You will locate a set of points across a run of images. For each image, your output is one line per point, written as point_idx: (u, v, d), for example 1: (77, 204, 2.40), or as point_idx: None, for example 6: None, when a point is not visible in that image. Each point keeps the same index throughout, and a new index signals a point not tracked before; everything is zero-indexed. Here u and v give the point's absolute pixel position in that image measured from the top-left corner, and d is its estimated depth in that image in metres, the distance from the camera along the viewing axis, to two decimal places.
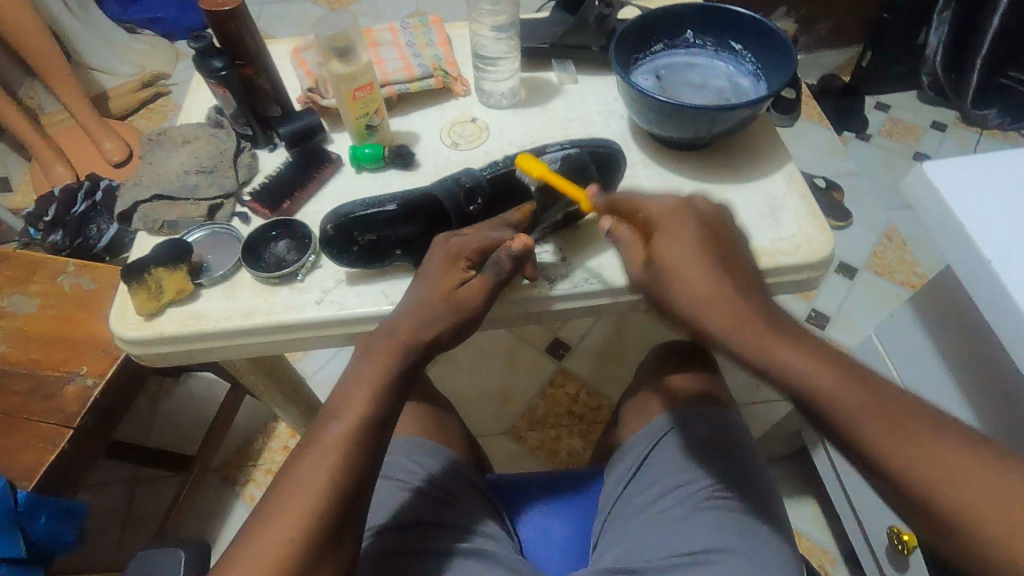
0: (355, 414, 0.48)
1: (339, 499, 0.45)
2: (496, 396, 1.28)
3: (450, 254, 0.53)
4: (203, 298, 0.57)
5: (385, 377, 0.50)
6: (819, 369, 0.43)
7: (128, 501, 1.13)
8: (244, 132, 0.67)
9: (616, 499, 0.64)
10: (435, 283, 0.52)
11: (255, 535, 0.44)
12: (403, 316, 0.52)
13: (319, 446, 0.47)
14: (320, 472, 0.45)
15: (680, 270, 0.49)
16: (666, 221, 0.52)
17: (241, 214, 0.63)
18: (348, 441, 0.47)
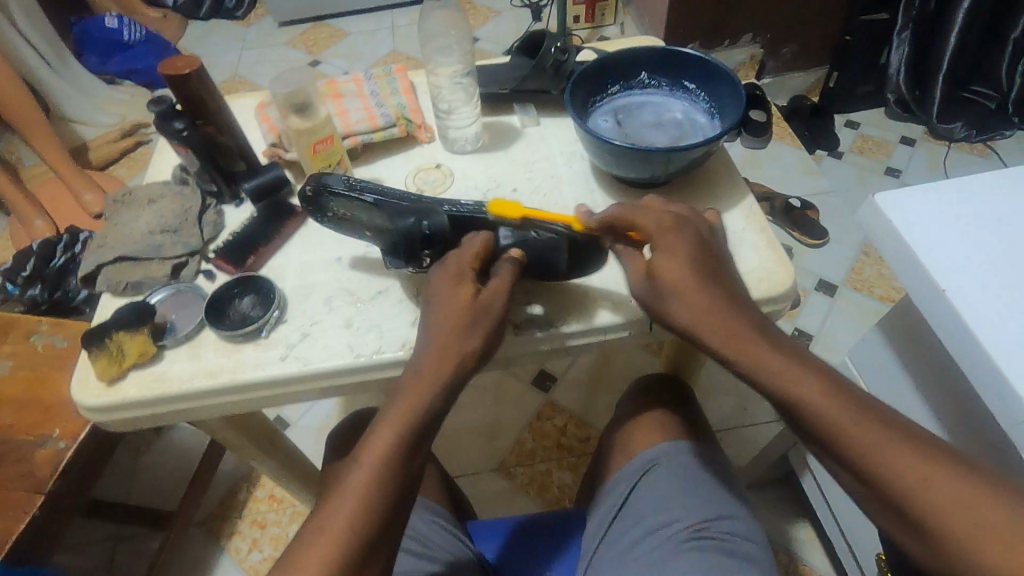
0: (364, 483, 0.45)
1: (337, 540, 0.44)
2: (483, 432, 1.27)
3: (457, 289, 0.50)
4: (167, 359, 0.56)
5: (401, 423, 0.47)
6: (809, 384, 0.45)
7: (108, 561, 1.10)
8: (210, 188, 0.68)
9: (597, 544, 0.62)
10: (446, 300, 0.50)
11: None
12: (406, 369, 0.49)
13: (345, 501, 0.45)
14: (332, 549, 0.43)
15: (678, 303, 0.49)
16: (662, 239, 0.50)
17: (206, 271, 0.63)
18: (357, 515, 0.44)
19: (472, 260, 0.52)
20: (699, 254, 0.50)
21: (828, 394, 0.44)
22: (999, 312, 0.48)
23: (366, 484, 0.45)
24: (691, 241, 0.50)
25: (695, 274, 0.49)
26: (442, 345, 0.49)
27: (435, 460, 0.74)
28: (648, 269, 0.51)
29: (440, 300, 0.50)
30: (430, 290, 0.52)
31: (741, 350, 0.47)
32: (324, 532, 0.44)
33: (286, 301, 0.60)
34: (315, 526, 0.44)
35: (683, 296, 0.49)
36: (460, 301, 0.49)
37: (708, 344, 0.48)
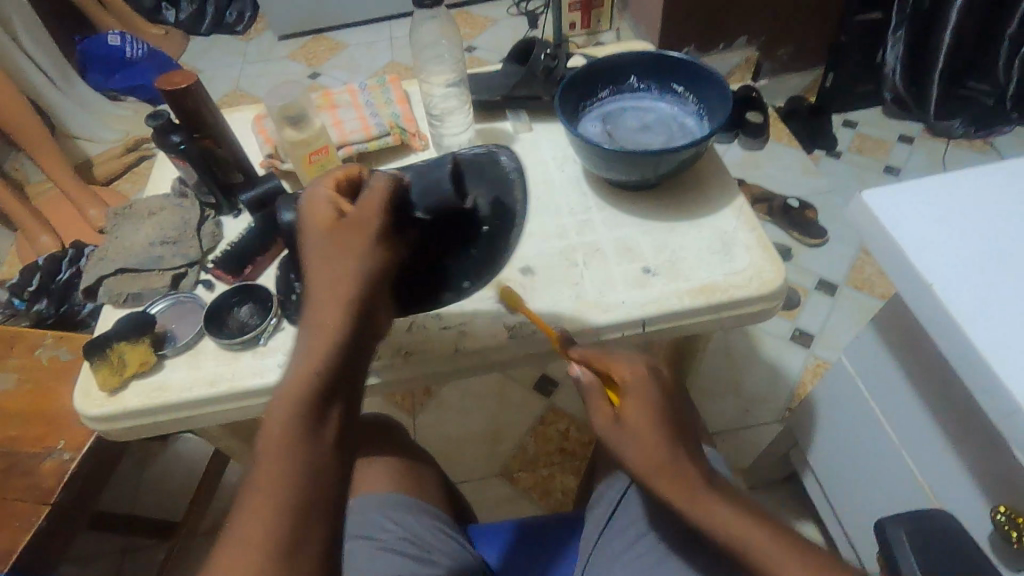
0: (270, 487, 0.38)
1: (255, 543, 0.36)
2: (486, 437, 1.27)
3: (322, 212, 0.48)
4: (166, 368, 0.57)
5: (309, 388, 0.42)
6: (758, 540, 0.45)
7: (115, 570, 1.11)
8: (208, 200, 0.69)
9: (595, 545, 0.62)
10: (319, 225, 0.47)
11: None
12: (296, 356, 0.44)
13: (258, 492, 0.38)
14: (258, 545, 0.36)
15: (632, 448, 0.49)
16: (633, 383, 0.50)
17: (205, 281, 0.64)
18: (273, 507, 0.37)
19: (335, 182, 0.51)
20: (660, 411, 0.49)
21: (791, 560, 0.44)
22: (987, 306, 0.48)
23: (274, 483, 0.38)
24: (655, 393, 0.50)
25: (662, 435, 0.48)
26: (320, 313, 0.45)
27: (435, 464, 0.74)
28: (615, 413, 0.50)
29: (312, 235, 0.47)
30: (305, 231, 0.49)
31: (704, 515, 0.47)
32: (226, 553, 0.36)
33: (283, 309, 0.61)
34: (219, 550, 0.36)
35: (643, 463, 0.48)
36: (330, 238, 0.47)
37: (655, 490, 0.48)
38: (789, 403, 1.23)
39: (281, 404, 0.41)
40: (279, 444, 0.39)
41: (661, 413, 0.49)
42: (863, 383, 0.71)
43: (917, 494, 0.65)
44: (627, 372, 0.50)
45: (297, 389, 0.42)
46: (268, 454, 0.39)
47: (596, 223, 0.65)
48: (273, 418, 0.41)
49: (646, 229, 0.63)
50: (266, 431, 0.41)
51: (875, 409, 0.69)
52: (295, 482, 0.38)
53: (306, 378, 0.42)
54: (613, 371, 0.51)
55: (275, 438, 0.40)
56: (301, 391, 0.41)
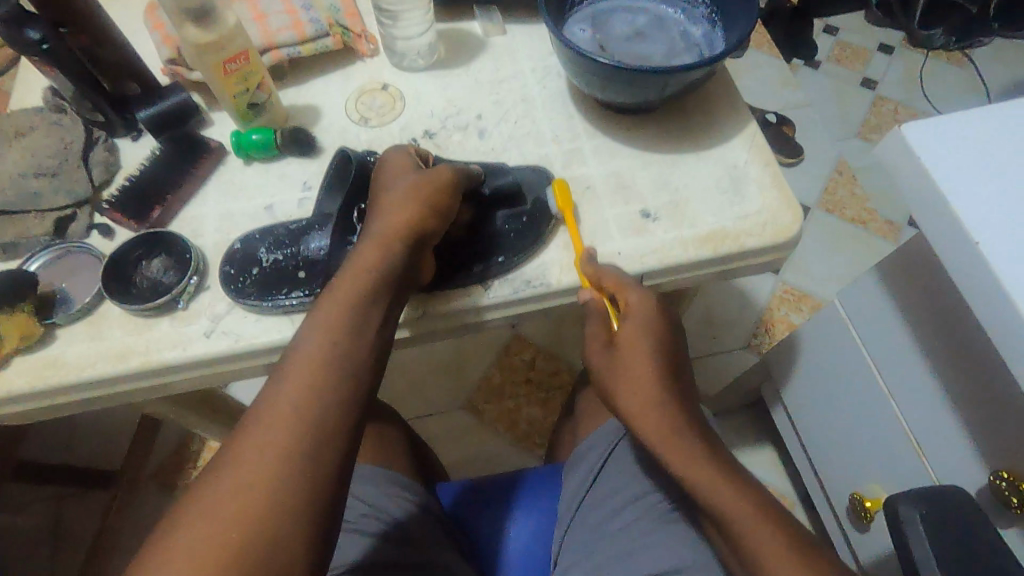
0: (267, 473, 0.36)
1: (243, 521, 0.34)
2: (449, 369, 1.22)
3: (395, 180, 0.46)
4: (59, 340, 0.46)
5: (328, 377, 0.40)
6: (738, 498, 0.45)
7: (54, 520, 1.03)
8: (94, 117, 0.54)
9: (577, 511, 0.57)
10: (387, 192, 0.46)
11: (162, 554, 0.34)
12: (306, 336, 0.41)
13: (251, 462, 0.36)
14: (241, 523, 0.34)
15: (628, 390, 0.48)
16: (641, 311, 0.47)
17: (99, 225, 0.51)
18: (267, 487, 0.35)
19: (409, 152, 0.49)
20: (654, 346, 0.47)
21: (752, 516, 0.44)
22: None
23: (263, 482, 0.36)
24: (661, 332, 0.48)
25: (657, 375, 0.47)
26: (347, 294, 0.42)
27: (397, 422, 0.68)
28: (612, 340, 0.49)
29: (382, 209, 0.45)
30: (379, 195, 0.46)
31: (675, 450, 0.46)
32: (188, 552, 0.34)
33: (205, 263, 0.49)
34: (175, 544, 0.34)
35: (630, 401, 0.48)
36: (397, 221, 0.44)
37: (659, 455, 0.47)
38: (756, 329, 1.22)
39: (283, 394, 0.39)
40: (276, 440, 0.37)
41: (660, 344, 0.48)
42: (856, 330, 0.66)
43: (899, 443, 0.63)
44: (636, 296, 0.47)
45: (308, 368, 0.40)
46: (258, 447, 0.37)
47: (585, 153, 0.54)
48: (282, 397, 0.39)
49: (643, 162, 0.54)
50: (258, 421, 0.38)
51: (866, 356, 0.65)
52: (280, 485, 0.36)
53: (319, 370, 0.40)
54: (620, 295, 0.47)
55: (268, 429, 0.37)
56: (313, 383, 0.39)
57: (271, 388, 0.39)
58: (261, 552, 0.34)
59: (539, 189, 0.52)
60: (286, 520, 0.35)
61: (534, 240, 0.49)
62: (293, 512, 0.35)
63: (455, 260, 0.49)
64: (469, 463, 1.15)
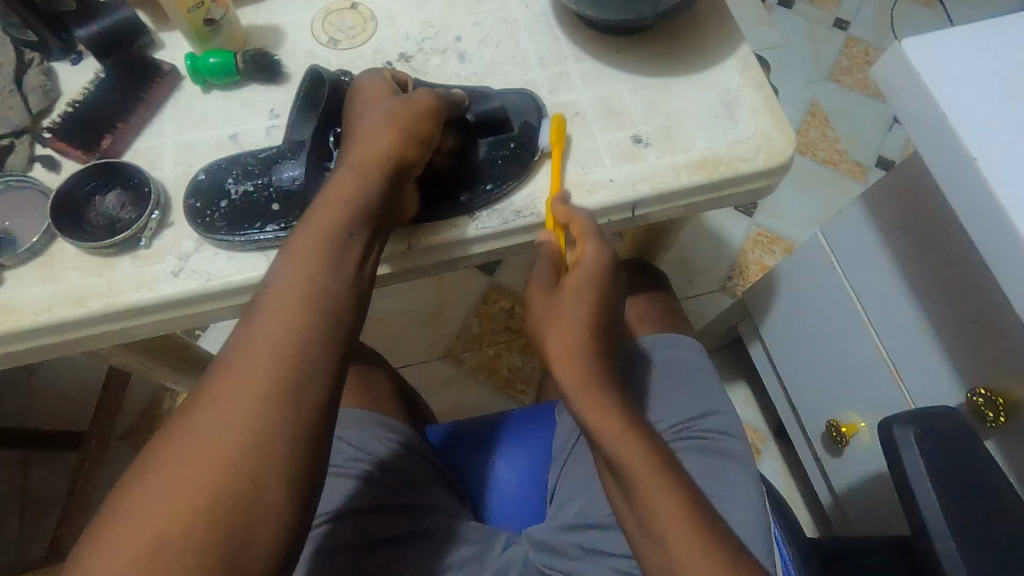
0: (246, 414, 0.34)
1: (222, 460, 0.32)
2: (426, 319, 1.20)
3: (371, 104, 0.42)
4: (9, 283, 0.42)
5: (308, 315, 0.37)
6: (642, 458, 0.44)
7: (21, 483, 0.99)
8: (25, 36, 0.48)
9: (571, 446, 0.57)
10: (364, 119, 0.42)
11: (135, 493, 0.32)
12: (282, 271, 0.38)
13: (229, 403, 0.34)
14: (221, 464, 0.32)
15: (553, 327, 0.46)
16: (590, 268, 0.45)
17: (43, 157, 0.46)
18: (247, 427, 0.33)
19: (387, 75, 0.45)
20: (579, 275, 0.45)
21: (653, 463, 0.44)
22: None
23: (241, 425, 0.33)
24: (604, 295, 0.46)
25: (587, 325, 0.45)
26: (323, 229, 0.39)
27: (382, 366, 0.66)
28: (560, 278, 0.47)
29: (358, 137, 0.41)
30: (352, 122, 0.42)
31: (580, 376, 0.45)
32: (164, 491, 0.32)
33: (167, 198, 0.45)
34: (147, 487, 0.32)
35: (555, 342, 0.46)
36: (374, 150, 0.40)
37: (579, 404, 0.46)
38: (731, 272, 1.23)
39: (259, 333, 0.36)
40: (253, 381, 0.34)
41: (599, 302, 0.46)
42: (839, 261, 0.66)
43: (878, 371, 0.65)
44: (594, 249, 0.45)
45: (287, 306, 0.37)
46: (234, 388, 0.34)
47: (573, 77, 0.52)
48: (260, 335, 0.36)
49: (634, 87, 0.51)
50: (233, 362, 0.35)
51: (848, 287, 0.66)
52: (260, 428, 0.33)
53: (297, 306, 0.37)
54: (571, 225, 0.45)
55: (244, 370, 0.35)
56: (293, 319, 0.36)
57: (246, 327, 0.37)
58: (243, 497, 0.32)
59: (529, 117, 0.49)
60: (268, 464, 0.33)
61: (521, 171, 0.47)
62: (276, 455, 0.33)
63: (439, 194, 0.46)
64: (450, 411, 1.15)
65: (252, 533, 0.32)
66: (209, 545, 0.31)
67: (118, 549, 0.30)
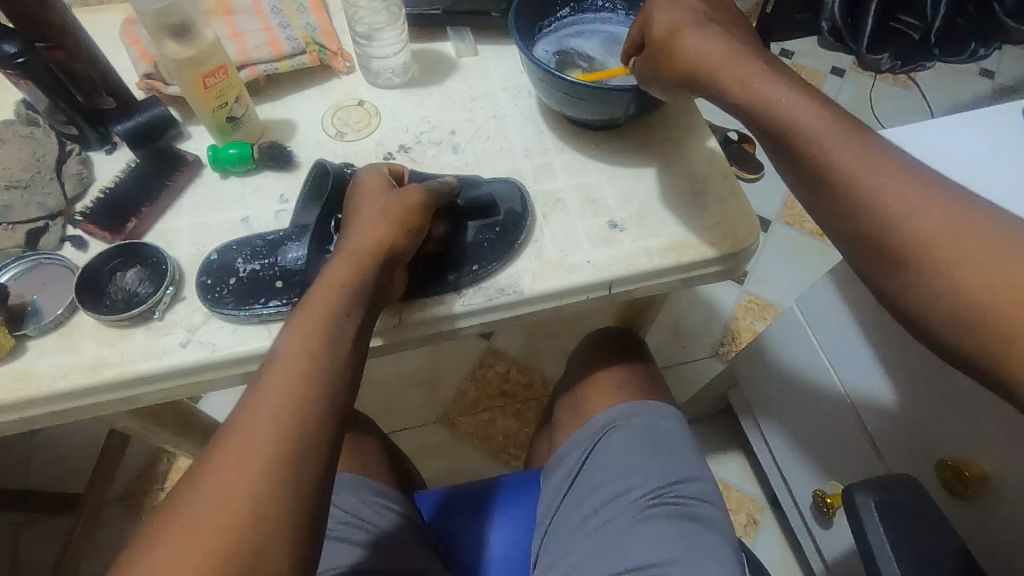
0: (251, 479, 0.36)
1: (229, 522, 0.35)
2: (423, 383, 1.22)
3: (370, 195, 0.47)
4: (31, 353, 0.46)
5: (308, 385, 0.40)
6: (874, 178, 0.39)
7: (13, 547, 0.99)
8: (68, 131, 0.54)
9: (555, 512, 0.59)
10: (364, 208, 0.46)
11: (146, 555, 0.34)
12: (285, 348, 0.41)
13: (232, 472, 0.36)
14: (226, 527, 0.34)
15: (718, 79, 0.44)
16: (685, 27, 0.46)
17: (72, 237, 0.51)
18: (250, 494, 0.36)
19: (384, 169, 0.50)
20: (704, 26, 0.46)
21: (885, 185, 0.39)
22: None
23: (247, 491, 0.36)
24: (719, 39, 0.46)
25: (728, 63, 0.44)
26: (322, 309, 0.42)
27: (376, 433, 0.68)
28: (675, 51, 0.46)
29: (356, 225, 0.46)
30: (352, 212, 0.47)
31: (731, 76, 0.44)
32: (173, 555, 0.34)
33: (180, 274, 0.50)
34: (153, 556, 0.33)
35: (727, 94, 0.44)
36: (372, 239, 0.45)
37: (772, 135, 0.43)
38: (722, 339, 1.26)
39: (261, 408, 0.39)
40: (257, 453, 0.37)
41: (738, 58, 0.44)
42: (813, 333, 0.70)
43: (857, 440, 0.67)
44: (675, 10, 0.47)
45: (289, 380, 0.40)
46: (238, 462, 0.36)
47: (555, 168, 0.57)
48: (262, 406, 0.39)
49: (610, 176, 0.56)
50: (238, 435, 0.37)
51: (823, 358, 0.69)
52: (263, 500, 0.36)
53: (299, 378, 0.40)
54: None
55: (249, 442, 0.37)
56: (293, 391, 0.39)
57: (249, 400, 0.39)
58: (245, 568, 0.34)
59: (511, 204, 0.53)
60: (270, 533, 0.35)
61: (506, 251, 0.51)
62: (277, 524, 0.36)
63: (430, 274, 0.50)
64: (444, 477, 1.15)
65: None
66: None
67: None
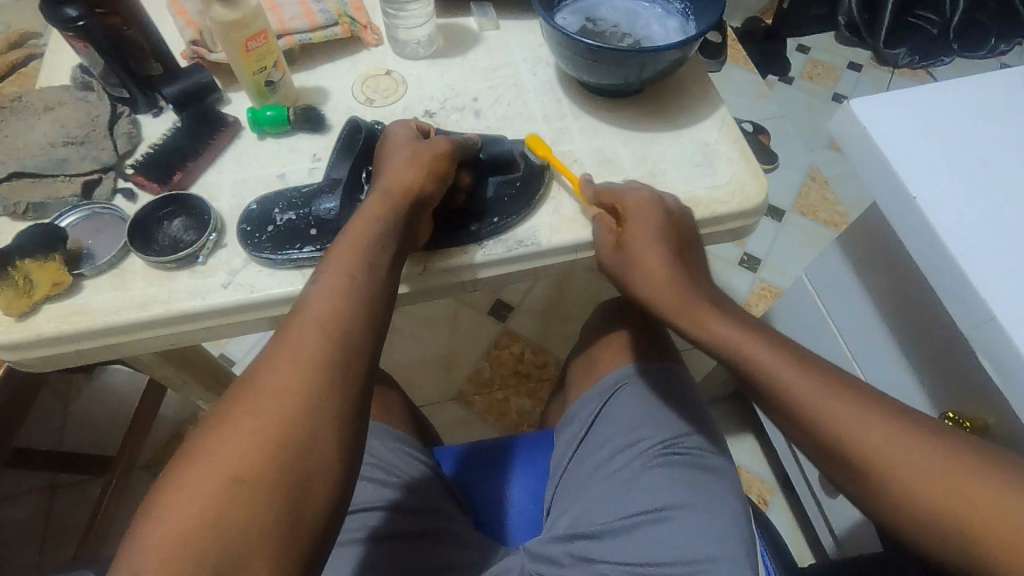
0: (300, 381, 0.38)
1: (281, 417, 0.37)
2: (441, 362, 1.25)
3: (401, 147, 0.51)
4: (86, 290, 0.50)
5: (349, 303, 0.42)
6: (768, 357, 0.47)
7: (49, 507, 1.04)
8: (119, 94, 0.58)
9: (569, 462, 0.61)
10: (396, 157, 0.50)
11: (203, 447, 0.36)
12: (327, 271, 0.44)
13: (282, 375, 0.39)
14: (278, 422, 0.37)
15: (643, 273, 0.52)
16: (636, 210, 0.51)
17: (124, 189, 0.55)
18: (299, 392, 0.38)
19: (412, 126, 0.53)
20: (664, 232, 0.51)
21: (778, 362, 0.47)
22: (960, 207, 0.48)
23: (297, 391, 0.38)
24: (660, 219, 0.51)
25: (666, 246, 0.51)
26: (359, 240, 0.45)
27: (399, 390, 0.71)
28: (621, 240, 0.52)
29: (387, 173, 0.49)
30: (383, 162, 0.50)
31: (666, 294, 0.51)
32: (229, 445, 0.36)
33: (221, 224, 0.53)
34: (212, 446, 0.36)
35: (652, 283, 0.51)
36: (403, 183, 0.48)
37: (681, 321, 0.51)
38: None
39: (307, 316, 0.41)
40: (304, 354, 0.39)
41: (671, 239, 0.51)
42: (822, 302, 0.73)
43: None
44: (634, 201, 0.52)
45: (332, 296, 0.42)
46: (287, 360, 0.39)
47: (572, 132, 0.60)
48: (307, 319, 0.41)
49: (625, 141, 0.59)
50: (287, 343, 0.40)
51: (832, 325, 0.72)
52: (312, 399, 0.38)
53: (341, 296, 0.42)
54: (621, 205, 0.52)
55: (298, 350, 0.40)
56: (336, 306, 0.42)
57: (295, 316, 0.42)
58: (297, 460, 0.36)
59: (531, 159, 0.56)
60: (319, 428, 0.37)
61: (526, 205, 0.54)
62: (326, 422, 0.38)
63: (454, 226, 0.53)
64: None
65: (306, 484, 0.36)
66: (271, 489, 0.35)
67: (188, 491, 0.34)
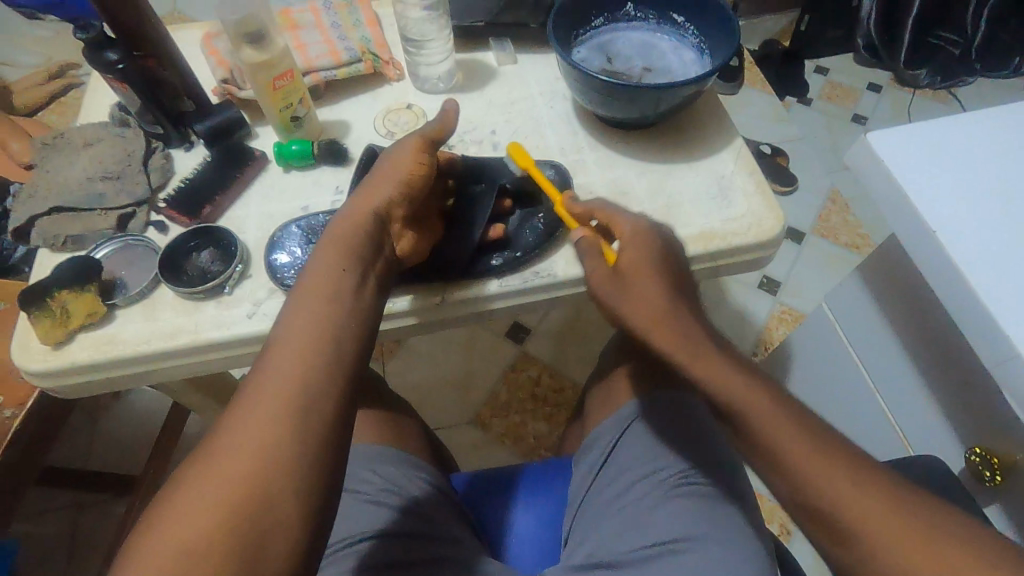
0: (275, 404, 0.38)
1: (255, 442, 0.37)
2: (458, 385, 1.26)
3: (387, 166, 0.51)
4: (118, 320, 0.52)
5: (326, 325, 0.43)
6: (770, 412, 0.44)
7: (75, 523, 1.06)
8: (154, 130, 0.61)
9: (586, 492, 0.61)
10: (382, 176, 0.50)
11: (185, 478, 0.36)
12: (308, 294, 0.44)
13: (257, 399, 0.39)
14: (252, 447, 0.37)
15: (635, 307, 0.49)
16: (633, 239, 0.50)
17: (156, 222, 0.57)
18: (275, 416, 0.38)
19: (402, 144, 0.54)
20: (662, 267, 0.49)
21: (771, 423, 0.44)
22: (983, 243, 0.47)
23: (272, 414, 0.38)
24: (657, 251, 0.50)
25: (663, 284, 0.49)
26: (341, 261, 0.46)
27: (416, 416, 0.72)
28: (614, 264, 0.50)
29: (371, 190, 0.50)
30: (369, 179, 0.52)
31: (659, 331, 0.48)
32: (208, 474, 0.36)
33: (247, 255, 0.55)
34: (191, 476, 0.36)
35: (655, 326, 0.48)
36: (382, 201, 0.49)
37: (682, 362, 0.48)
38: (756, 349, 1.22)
39: (287, 341, 0.41)
40: (280, 378, 0.39)
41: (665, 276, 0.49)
42: (843, 330, 0.72)
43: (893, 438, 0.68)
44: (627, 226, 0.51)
45: (311, 319, 0.42)
46: (265, 386, 0.39)
47: (588, 164, 0.61)
48: (286, 343, 0.41)
49: (641, 173, 0.60)
50: (265, 369, 0.40)
51: (854, 354, 0.71)
52: (288, 423, 0.38)
53: (322, 320, 0.43)
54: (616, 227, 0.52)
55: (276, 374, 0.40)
56: (316, 330, 0.42)
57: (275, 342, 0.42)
58: (271, 485, 0.36)
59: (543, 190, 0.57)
60: (294, 450, 0.37)
61: (538, 237, 0.55)
62: (304, 446, 0.37)
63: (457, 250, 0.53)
64: None
65: (279, 510, 0.35)
66: (244, 516, 0.35)
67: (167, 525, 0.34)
